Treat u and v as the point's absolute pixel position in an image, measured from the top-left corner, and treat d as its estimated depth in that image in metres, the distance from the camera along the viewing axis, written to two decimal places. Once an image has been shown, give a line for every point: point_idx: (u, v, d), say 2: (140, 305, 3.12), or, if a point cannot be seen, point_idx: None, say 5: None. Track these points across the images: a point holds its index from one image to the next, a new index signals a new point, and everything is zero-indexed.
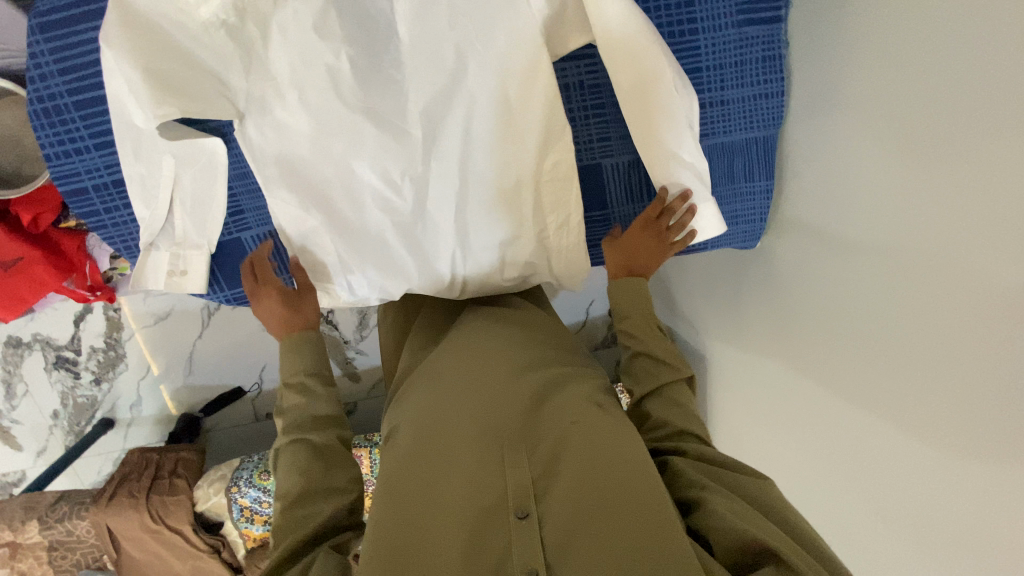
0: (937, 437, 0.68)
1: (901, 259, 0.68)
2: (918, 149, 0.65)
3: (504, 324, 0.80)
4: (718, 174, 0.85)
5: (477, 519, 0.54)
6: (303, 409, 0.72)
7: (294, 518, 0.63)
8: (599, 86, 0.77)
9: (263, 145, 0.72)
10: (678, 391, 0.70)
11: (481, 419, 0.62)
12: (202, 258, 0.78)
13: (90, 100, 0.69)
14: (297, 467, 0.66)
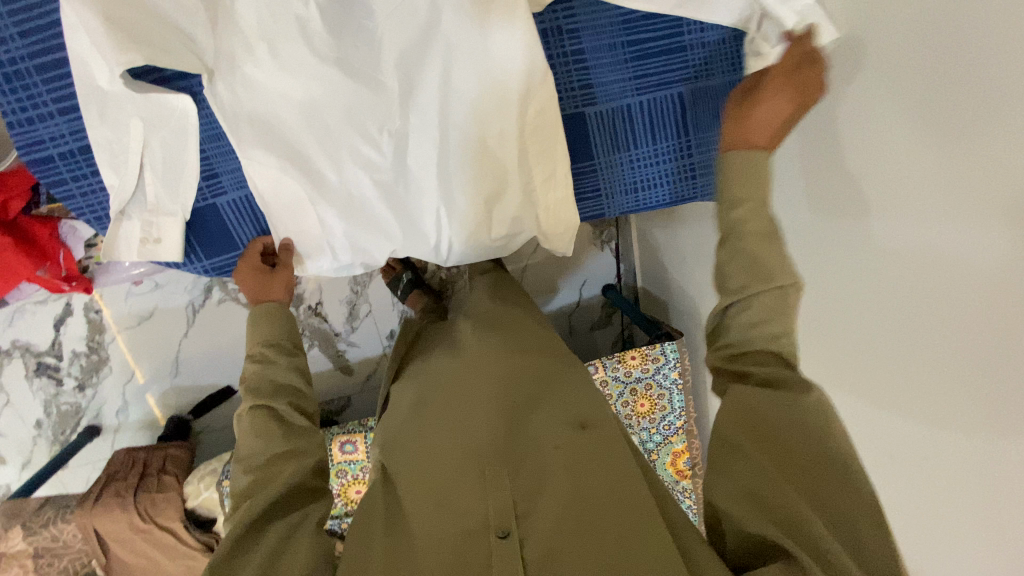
0: (926, 374, 0.66)
1: None
2: None
3: (492, 368, 0.93)
4: (705, 119, 0.82)
5: (464, 540, 0.64)
6: (259, 374, 0.73)
7: (251, 478, 0.66)
8: (577, 30, 0.75)
9: (236, 103, 0.70)
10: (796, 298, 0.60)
11: (471, 455, 0.75)
12: (177, 226, 0.74)
13: (50, 61, 0.67)
14: (255, 433, 0.69)
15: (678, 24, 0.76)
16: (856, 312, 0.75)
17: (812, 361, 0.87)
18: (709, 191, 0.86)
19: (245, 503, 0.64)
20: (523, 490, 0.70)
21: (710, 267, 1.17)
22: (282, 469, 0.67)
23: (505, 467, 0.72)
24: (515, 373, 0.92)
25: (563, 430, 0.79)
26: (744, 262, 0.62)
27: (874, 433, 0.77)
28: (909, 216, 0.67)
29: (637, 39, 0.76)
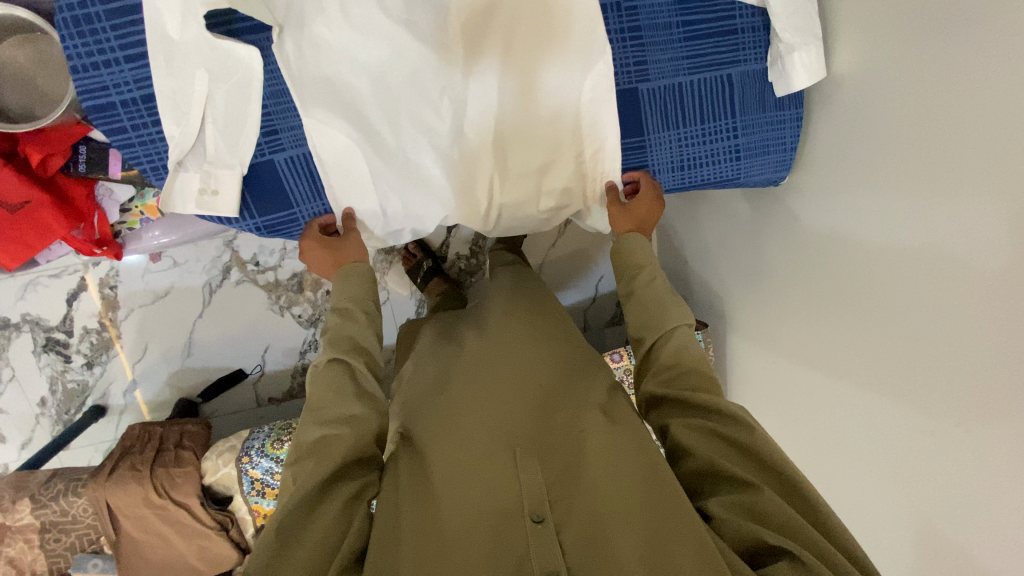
0: (964, 345, 0.70)
1: (945, 161, 0.70)
2: (958, 51, 0.67)
3: (516, 342, 0.90)
4: (751, 101, 0.84)
5: (498, 523, 0.62)
6: (340, 330, 0.76)
7: (321, 433, 0.68)
8: (635, 8, 0.78)
9: (301, 57, 0.71)
10: (682, 334, 0.78)
11: (501, 433, 0.72)
12: (234, 180, 0.74)
13: (122, 8, 0.67)
14: (330, 386, 0.72)
15: (731, 9, 0.79)
16: (892, 287, 0.79)
17: (849, 343, 0.88)
18: (750, 174, 0.88)
19: (308, 462, 0.66)
20: (554, 474, 0.67)
21: (732, 258, 1.19)
22: (348, 429, 0.68)
23: (535, 447, 0.70)
24: (536, 350, 0.89)
25: (592, 407, 0.77)
26: (662, 311, 0.81)
27: (909, 406, 0.78)
28: (953, 187, 0.69)
29: (691, 21, 0.79)
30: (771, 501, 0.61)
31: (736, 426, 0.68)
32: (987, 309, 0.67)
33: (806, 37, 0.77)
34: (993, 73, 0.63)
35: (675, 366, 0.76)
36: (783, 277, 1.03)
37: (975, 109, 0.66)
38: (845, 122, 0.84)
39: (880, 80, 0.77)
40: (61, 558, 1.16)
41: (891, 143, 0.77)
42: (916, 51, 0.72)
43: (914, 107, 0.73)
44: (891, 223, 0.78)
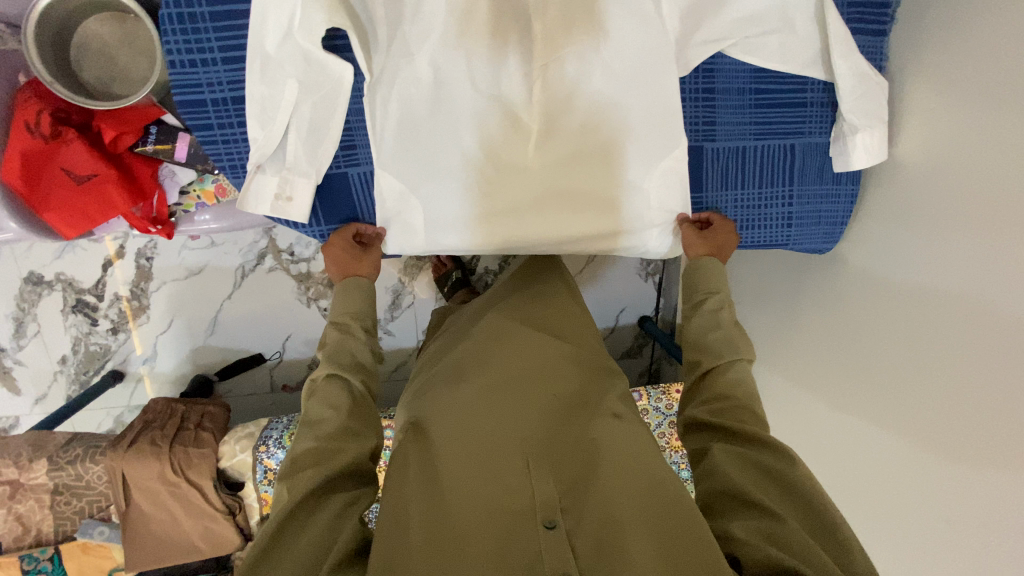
0: (971, 440, 0.70)
1: (969, 266, 0.72)
2: (993, 166, 0.70)
3: (531, 350, 0.90)
4: (810, 173, 0.86)
5: (509, 525, 0.62)
6: (342, 343, 0.78)
7: (315, 445, 0.68)
8: (712, 70, 0.81)
9: (384, 79, 0.75)
10: (740, 368, 0.78)
11: (514, 439, 0.72)
12: (308, 187, 0.77)
13: (228, 13, 0.70)
14: (326, 400, 0.73)
15: (803, 83, 0.82)
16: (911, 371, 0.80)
17: (863, 419, 0.88)
18: (799, 242, 0.90)
19: (306, 471, 0.65)
20: (565, 483, 0.67)
21: (759, 313, 1.21)
22: (350, 444, 0.69)
23: (548, 457, 0.70)
24: (546, 355, 0.89)
25: (601, 421, 0.77)
26: (720, 340, 0.80)
27: (904, 488, 0.80)
28: (981, 284, 0.71)
29: (764, 89, 0.82)
30: (799, 537, 0.59)
31: (775, 461, 0.67)
32: (997, 410, 0.67)
33: (872, 120, 0.80)
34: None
35: (727, 395, 0.76)
36: (811, 341, 1.03)
37: (1007, 212, 0.67)
38: (890, 204, 0.86)
39: (930, 167, 0.79)
40: (67, 522, 1.17)
41: (920, 230, 0.79)
42: (960, 154, 0.74)
43: (951, 206, 0.75)
44: (908, 308, 0.80)
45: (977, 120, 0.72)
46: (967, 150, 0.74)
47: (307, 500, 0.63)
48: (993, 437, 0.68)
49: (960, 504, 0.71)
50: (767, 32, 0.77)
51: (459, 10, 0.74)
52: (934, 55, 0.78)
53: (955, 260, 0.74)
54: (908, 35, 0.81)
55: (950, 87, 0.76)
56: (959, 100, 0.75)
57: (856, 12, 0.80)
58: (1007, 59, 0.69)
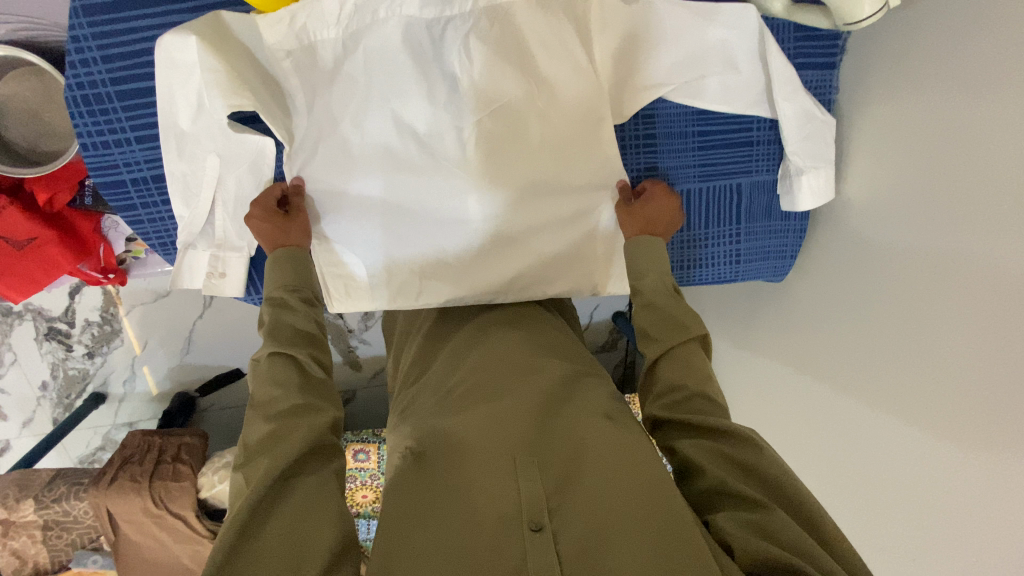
0: (916, 490, 0.71)
1: (916, 318, 0.71)
2: (936, 215, 0.68)
3: (517, 331, 0.75)
4: (756, 210, 0.85)
5: (489, 536, 0.49)
6: (276, 319, 0.66)
7: (270, 428, 0.56)
8: (652, 116, 0.79)
9: (305, 145, 0.72)
10: (691, 350, 0.66)
11: (499, 433, 0.58)
12: (241, 261, 0.77)
13: (134, 92, 0.68)
14: (271, 384, 0.60)
15: (748, 121, 0.79)
16: (854, 408, 0.81)
17: (820, 447, 0.89)
18: (748, 276, 0.90)
19: (260, 460, 0.54)
20: (553, 478, 0.54)
21: (727, 323, 1.20)
22: (295, 420, 0.57)
23: (536, 454, 0.56)
24: (525, 332, 0.75)
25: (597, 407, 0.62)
26: (665, 322, 0.69)
27: (858, 516, 0.82)
28: (927, 338, 0.69)
29: (708, 131, 0.80)
30: (785, 524, 0.49)
31: (746, 450, 0.57)
32: (937, 468, 0.68)
33: (817, 160, 0.77)
34: (980, 243, 0.62)
35: (682, 382, 0.64)
36: (771, 362, 1.04)
37: (954, 269, 0.66)
38: (843, 235, 0.84)
39: (878, 206, 0.77)
40: (62, 552, 1.23)
41: (875, 271, 0.78)
42: (910, 197, 0.72)
43: (902, 250, 0.73)
44: (861, 346, 0.80)
45: (926, 164, 0.69)
46: (914, 194, 0.71)
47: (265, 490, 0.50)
48: (929, 490, 0.69)
49: (904, 544, 0.74)
50: (705, 74, 0.74)
51: (377, 71, 0.69)
52: (885, 89, 0.74)
53: (899, 307, 0.73)
54: (860, 65, 0.77)
55: (897, 125, 0.73)
56: (906, 140, 0.72)
57: (803, 48, 0.77)
58: (950, 105, 0.65)
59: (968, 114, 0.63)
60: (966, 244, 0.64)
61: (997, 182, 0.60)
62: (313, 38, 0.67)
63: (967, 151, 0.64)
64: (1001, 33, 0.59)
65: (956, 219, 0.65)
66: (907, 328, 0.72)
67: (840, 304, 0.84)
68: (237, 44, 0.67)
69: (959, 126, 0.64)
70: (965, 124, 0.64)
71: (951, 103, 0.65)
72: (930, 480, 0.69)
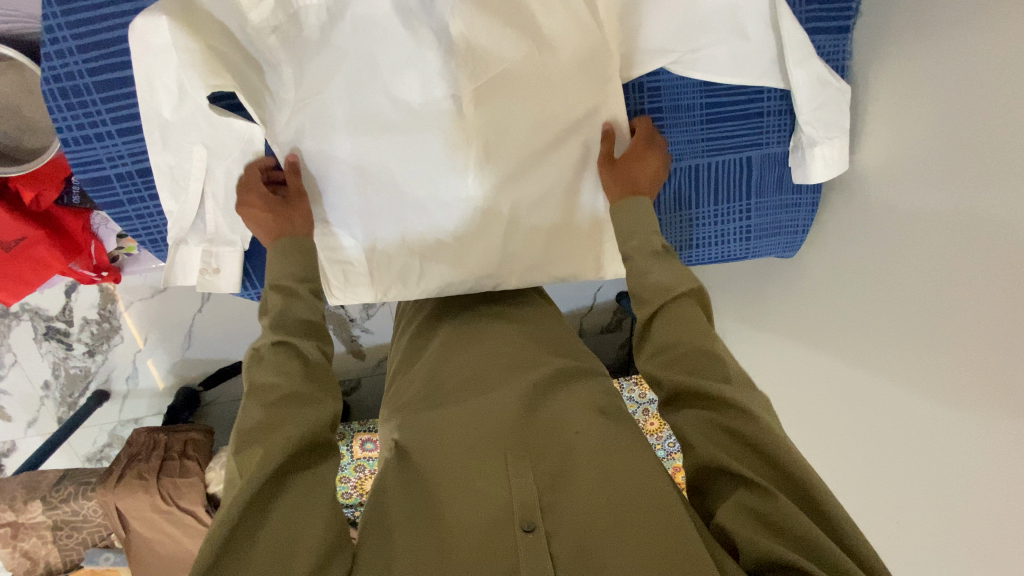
0: (931, 468, 0.70)
1: (933, 290, 0.69)
2: (955, 186, 0.65)
3: (507, 328, 0.73)
4: (767, 185, 0.82)
5: (479, 537, 0.48)
6: (282, 308, 0.62)
7: (266, 417, 0.53)
8: (658, 87, 0.75)
9: (294, 131, 0.69)
10: (683, 308, 0.61)
11: (488, 430, 0.57)
12: (235, 255, 0.74)
13: (113, 82, 0.64)
14: (272, 369, 0.57)
15: (759, 91, 0.75)
16: (869, 384, 0.80)
17: (836, 423, 0.87)
18: (759, 253, 0.88)
19: (253, 451, 0.50)
20: (546, 476, 0.53)
21: (734, 301, 1.17)
22: (294, 412, 0.54)
23: (526, 450, 0.55)
24: (516, 329, 0.73)
25: (589, 401, 0.61)
26: None
27: (869, 493, 0.81)
28: (944, 312, 0.67)
29: (715, 102, 0.76)
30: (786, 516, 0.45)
31: (740, 418, 0.51)
32: (957, 447, 0.66)
33: (831, 131, 0.73)
34: (1001, 212, 0.60)
35: (675, 345, 0.59)
36: (780, 339, 1.01)
37: (972, 241, 0.63)
38: (858, 206, 0.81)
39: (894, 177, 0.74)
40: (73, 551, 1.23)
41: (891, 243, 0.75)
42: (929, 166, 0.69)
43: (920, 221, 0.71)
44: (876, 322, 0.78)
45: (945, 131, 0.66)
46: (931, 163, 0.68)
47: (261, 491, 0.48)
48: (946, 467, 0.68)
49: (914, 520, 0.73)
50: (714, 44, 0.70)
51: (367, 44, 0.66)
52: (903, 51, 0.70)
53: (916, 279, 0.71)
54: (875, 27, 0.73)
55: (914, 91, 0.69)
56: (926, 106, 0.68)
57: (814, 11, 0.72)
58: (972, 67, 0.62)
59: (989, 79, 0.60)
60: (984, 216, 0.62)
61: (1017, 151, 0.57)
62: (296, 6, 0.63)
63: (988, 117, 0.61)
64: None
65: (976, 189, 0.63)
66: (924, 303, 0.70)
67: (855, 277, 0.82)
68: (211, 23, 0.62)
69: (982, 89, 0.61)
70: (988, 87, 0.60)
71: (972, 66, 0.62)
72: (946, 458, 0.68)
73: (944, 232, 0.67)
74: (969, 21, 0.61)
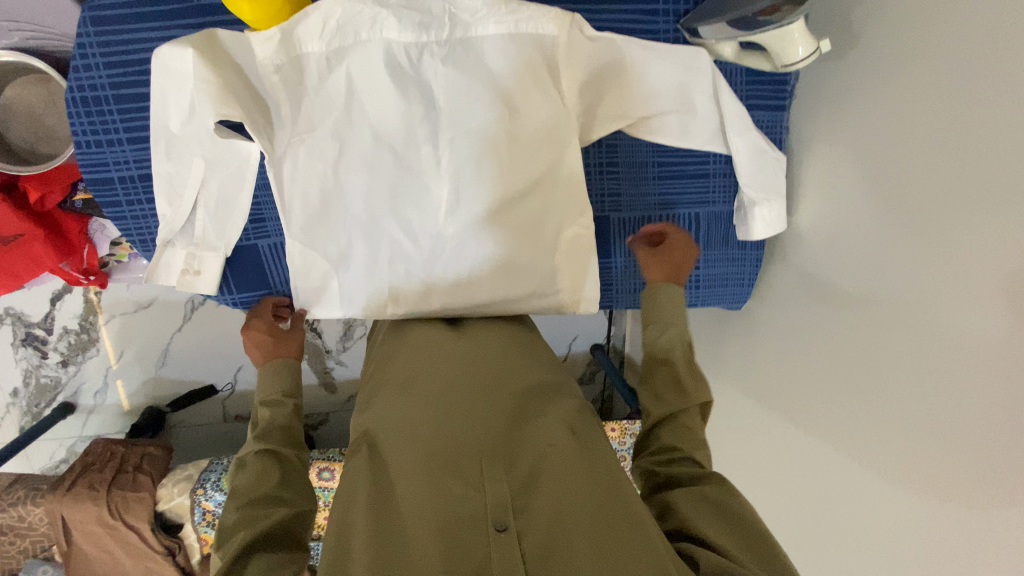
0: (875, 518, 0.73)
1: (867, 343, 0.74)
2: (881, 250, 0.73)
3: (485, 337, 0.77)
4: (714, 238, 0.90)
5: (453, 534, 0.52)
6: (269, 421, 0.72)
7: (243, 512, 0.60)
8: (616, 145, 0.84)
9: (285, 158, 0.75)
10: (690, 416, 0.69)
11: (467, 433, 0.60)
12: (217, 261, 0.81)
13: (130, 96, 0.73)
14: (253, 472, 0.65)
15: (705, 154, 0.85)
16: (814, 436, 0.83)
17: (790, 475, 0.89)
18: (707, 302, 0.95)
19: (236, 537, 0.58)
20: (519, 481, 0.57)
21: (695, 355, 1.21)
22: (271, 508, 0.61)
23: (500, 455, 0.58)
24: (493, 339, 0.77)
25: (560, 412, 0.65)
26: (667, 380, 0.73)
27: (820, 545, 0.82)
28: (879, 362, 0.72)
29: (665, 162, 0.85)
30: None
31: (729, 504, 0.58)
32: (904, 494, 0.69)
33: (769, 193, 0.82)
34: (923, 272, 0.67)
35: (678, 444, 0.66)
36: (734, 391, 1.05)
37: (897, 298, 0.70)
38: (800, 265, 0.88)
39: (830, 239, 0.82)
40: (11, 561, 1.19)
41: (829, 300, 0.81)
42: (857, 231, 0.76)
43: (852, 281, 0.77)
44: (821, 373, 0.82)
45: (869, 201, 0.74)
46: (858, 225, 0.76)
47: (235, 562, 0.55)
48: (893, 515, 0.70)
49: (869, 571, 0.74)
50: (666, 112, 0.79)
51: (360, 88, 0.74)
52: (830, 129, 0.80)
53: (852, 333, 0.77)
54: (808, 109, 0.83)
55: (843, 164, 0.78)
56: (849, 179, 0.77)
57: (754, 90, 0.84)
58: (887, 144, 0.71)
59: (903, 158, 0.69)
60: (907, 278, 0.68)
61: (930, 218, 0.65)
62: (299, 51, 0.72)
63: (903, 190, 0.69)
64: (926, 85, 0.65)
65: (900, 253, 0.70)
66: (862, 356, 0.75)
67: (800, 331, 0.87)
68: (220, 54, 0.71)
69: (900, 168, 0.69)
70: (903, 164, 0.69)
71: (886, 146, 0.71)
72: (892, 508, 0.70)
73: (872, 291, 0.74)
74: (881, 107, 0.71)
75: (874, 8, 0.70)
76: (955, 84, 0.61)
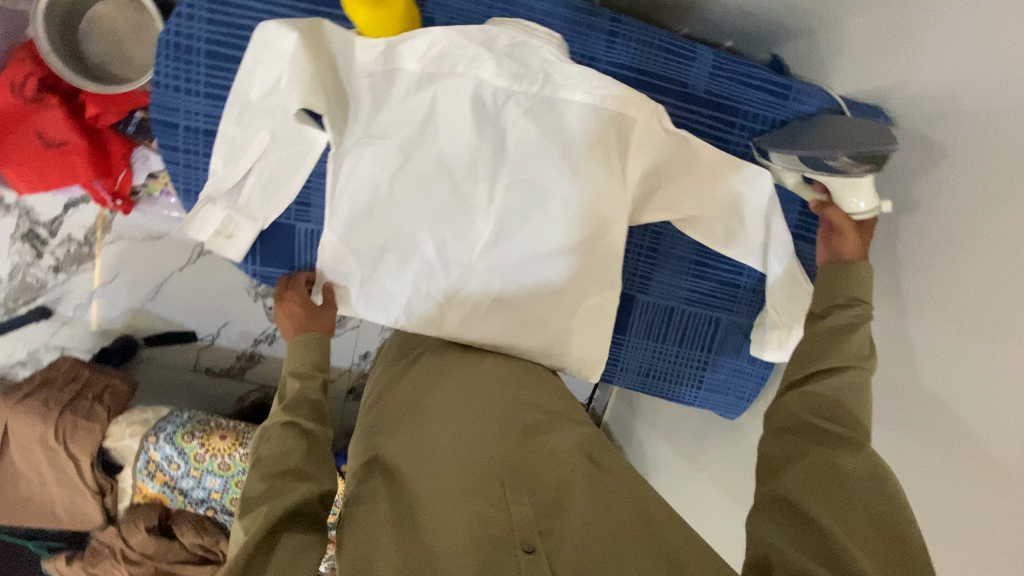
0: None
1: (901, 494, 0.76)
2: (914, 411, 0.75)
3: (502, 366, 0.78)
4: (728, 347, 0.92)
5: (484, 554, 0.49)
6: (298, 394, 0.72)
7: (268, 484, 0.60)
8: (661, 233, 0.86)
9: (351, 156, 0.76)
10: (855, 375, 0.62)
11: (485, 459, 0.59)
12: (251, 231, 0.81)
13: (221, 55, 0.74)
14: (276, 445, 0.65)
15: (741, 268, 0.87)
16: None
17: None
18: (704, 404, 0.96)
19: (259, 510, 0.57)
20: (543, 504, 0.55)
21: (674, 446, 1.21)
22: (297, 484, 0.60)
23: (520, 479, 0.57)
24: (507, 370, 0.77)
25: (574, 440, 0.64)
26: (823, 339, 0.66)
27: None
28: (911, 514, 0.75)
29: (703, 263, 0.87)
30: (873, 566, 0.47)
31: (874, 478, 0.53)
32: None
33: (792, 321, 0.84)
34: (960, 444, 0.69)
35: (835, 399, 0.60)
36: (710, 496, 1.05)
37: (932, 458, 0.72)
38: None
39: None
40: None
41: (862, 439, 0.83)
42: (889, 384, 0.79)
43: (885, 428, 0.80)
44: None
45: (905, 359, 0.77)
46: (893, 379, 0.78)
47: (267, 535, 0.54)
48: None
49: None
50: (720, 220, 0.81)
51: (442, 114, 0.76)
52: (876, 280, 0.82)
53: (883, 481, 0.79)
54: None
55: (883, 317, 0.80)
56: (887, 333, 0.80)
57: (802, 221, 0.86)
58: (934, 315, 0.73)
59: (949, 332, 0.71)
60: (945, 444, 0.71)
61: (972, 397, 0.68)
62: (395, 65, 0.74)
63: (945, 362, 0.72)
64: (979, 275, 0.67)
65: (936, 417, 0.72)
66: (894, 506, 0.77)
67: None
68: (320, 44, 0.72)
69: (942, 341, 0.72)
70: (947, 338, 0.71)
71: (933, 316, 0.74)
72: None
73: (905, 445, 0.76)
74: (931, 279, 0.74)
75: (938, 184, 0.73)
76: (1008, 283, 0.64)
